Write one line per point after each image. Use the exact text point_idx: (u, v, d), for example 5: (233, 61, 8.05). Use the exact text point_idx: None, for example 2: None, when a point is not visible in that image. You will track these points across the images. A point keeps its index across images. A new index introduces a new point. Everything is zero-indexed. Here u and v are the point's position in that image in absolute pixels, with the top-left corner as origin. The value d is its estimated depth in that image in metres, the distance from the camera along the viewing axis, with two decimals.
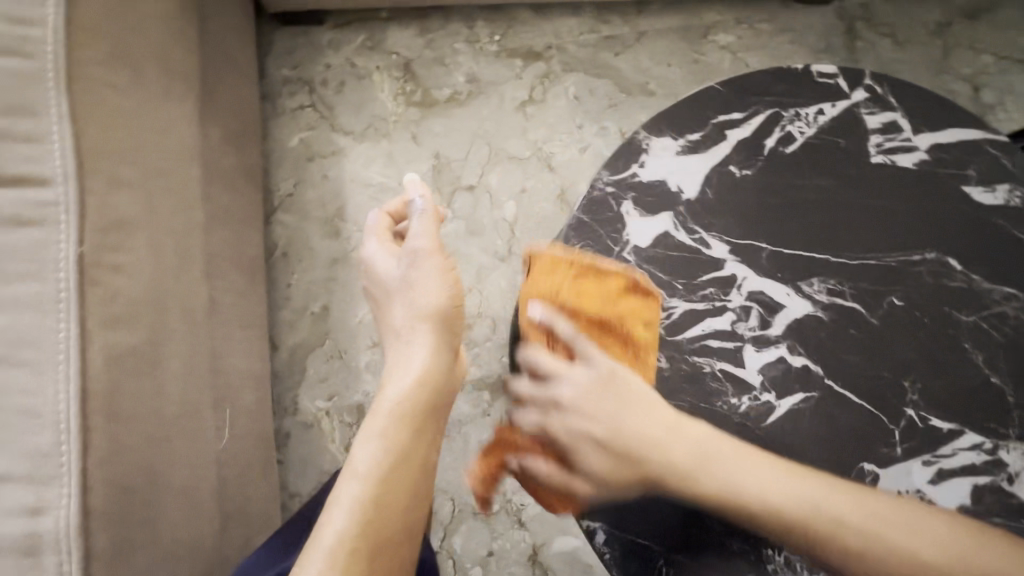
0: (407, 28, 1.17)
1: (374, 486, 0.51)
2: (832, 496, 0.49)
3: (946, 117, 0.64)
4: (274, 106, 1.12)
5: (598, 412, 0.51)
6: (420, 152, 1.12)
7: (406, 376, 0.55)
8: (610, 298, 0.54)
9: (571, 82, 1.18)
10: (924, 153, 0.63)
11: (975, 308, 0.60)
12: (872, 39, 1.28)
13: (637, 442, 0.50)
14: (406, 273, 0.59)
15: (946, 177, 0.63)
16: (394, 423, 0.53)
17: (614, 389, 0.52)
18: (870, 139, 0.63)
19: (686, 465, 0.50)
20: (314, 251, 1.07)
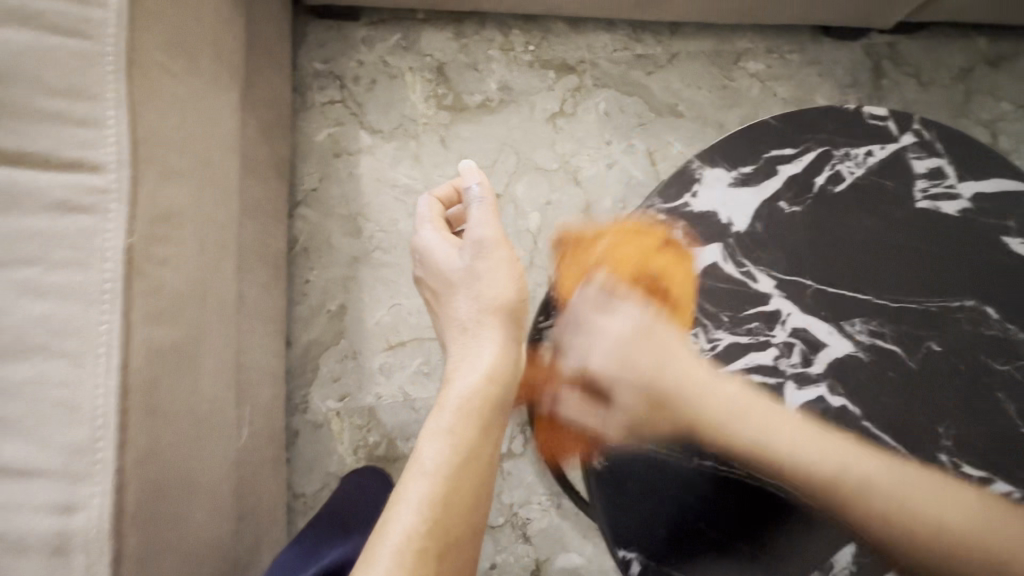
0: (442, 31, 1.16)
1: (442, 480, 0.51)
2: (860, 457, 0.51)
3: (991, 167, 0.65)
4: (303, 98, 1.11)
5: (640, 367, 0.56)
6: (447, 156, 1.11)
7: (474, 370, 0.57)
8: (645, 253, 0.60)
9: (602, 98, 1.18)
10: (967, 201, 0.64)
11: (1011, 358, 0.61)
12: (898, 79, 1.30)
13: (670, 385, 0.55)
14: (471, 263, 0.61)
15: (987, 226, 0.64)
16: (460, 420, 0.54)
17: (665, 334, 0.57)
18: (916, 184, 0.64)
19: (717, 414, 0.54)
20: (334, 248, 1.06)
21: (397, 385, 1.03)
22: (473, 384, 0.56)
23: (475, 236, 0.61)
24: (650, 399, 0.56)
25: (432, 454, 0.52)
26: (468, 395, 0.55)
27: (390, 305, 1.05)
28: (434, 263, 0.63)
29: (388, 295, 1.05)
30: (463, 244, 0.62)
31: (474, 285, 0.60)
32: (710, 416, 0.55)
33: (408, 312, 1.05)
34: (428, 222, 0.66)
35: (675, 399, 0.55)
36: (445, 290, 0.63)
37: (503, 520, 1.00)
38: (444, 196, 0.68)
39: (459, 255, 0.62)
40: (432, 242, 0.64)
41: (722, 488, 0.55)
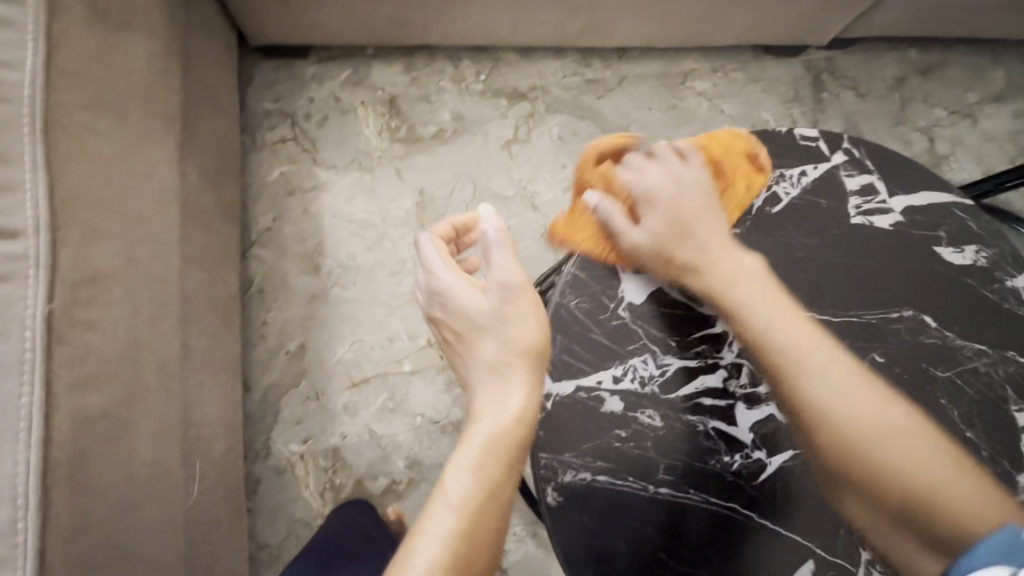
0: (393, 65, 1.17)
1: (465, 515, 0.47)
2: (813, 353, 0.53)
3: (919, 181, 0.67)
4: (253, 138, 1.09)
5: (688, 207, 0.58)
6: (403, 188, 1.11)
7: (503, 410, 0.52)
8: (733, 154, 0.62)
9: (555, 123, 1.20)
10: (898, 214, 0.66)
11: (951, 364, 0.63)
12: (836, 92, 1.35)
13: (700, 241, 0.57)
14: (498, 306, 0.56)
15: (919, 238, 0.66)
16: (486, 455, 0.50)
17: (708, 214, 0.58)
18: (850, 200, 0.65)
19: (734, 271, 0.56)
20: (291, 288, 1.04)
21: (363, 423, 1.01)
22: (502, 420, 0.51)
23: (502, 277, 0.56)
24: (670, 241, 0.57)
25: (457, 488, 0.48)
26: (494, 431, 0.51)
27: (352, 341, 1.04)
28: (457, 307, 0.57)
29: (349, 331, 1.04)
30: (488, 285, 0.57)
31: (503, 330, 0.55)
32: (727, 283, 0.55)
33: (371, 347, 1.04)
34: (434, 264, 0.60)
35: (697, 250, 0.57)
36: (469, 335, 0.56)
37: None
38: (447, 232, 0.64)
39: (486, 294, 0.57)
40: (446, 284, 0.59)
41: (682, 517, 0.55)
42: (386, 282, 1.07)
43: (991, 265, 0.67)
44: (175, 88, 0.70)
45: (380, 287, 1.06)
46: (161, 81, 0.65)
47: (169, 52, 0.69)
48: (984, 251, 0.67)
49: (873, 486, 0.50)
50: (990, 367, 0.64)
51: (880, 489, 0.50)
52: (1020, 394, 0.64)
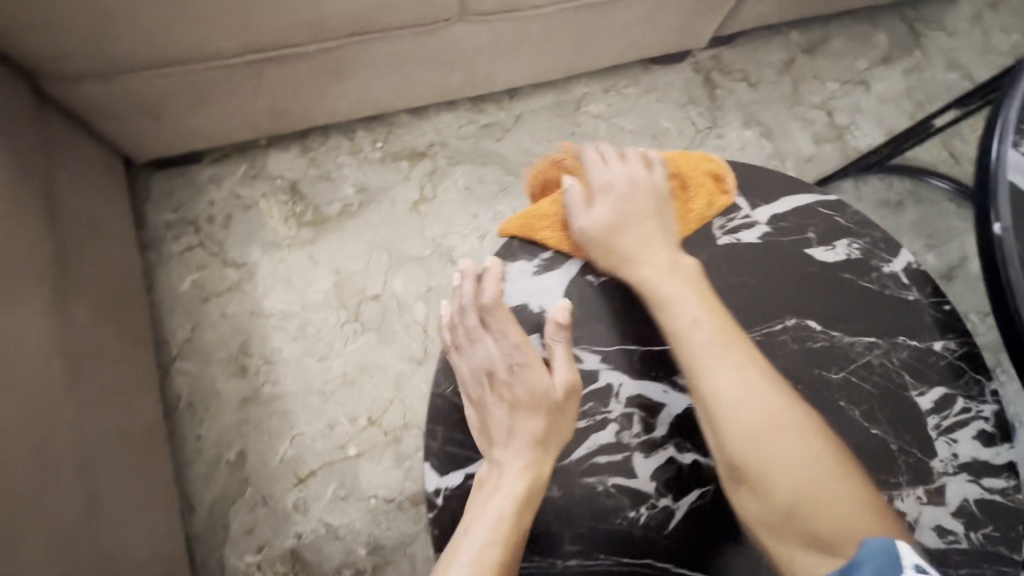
0: (288, 150, 1.17)
1: (501, 552, 0.50)
2: (718, 349, 0.56)
3: (777, 188, 0.70)
4: (157, 252, 1.08)
5: (636, 209, 0.64)
6: (319, 271, 1.11)
7: (541, 461, 0.55)
8: (696, 170, 0.68)
9: (459, 174, 1.21)
10: (765, 226, 0.67)
11: (843, 365, 0.64)
12: (729, 86, 1.38)
13: (639, 241, 0.62)
14: (559, 401, 0.57)
15: (789, 244, 0.67)
16: (524, 502, 0.53)
17: (650, 222, 0.63)
18: (715, 223, 0.67)
19: (659, 270, 0.60)
20: (221, 395, 1.02)
21: (317, 518, 0.99)
22: (538, 472, 0.55)
23: (569, 362, 0.58)
24: (615, 225, 0.63)
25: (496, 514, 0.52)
26: (532, 486, 0.54)
27: (293, 436, 1.02)
28: (525, 381, 0.58)
29: (288, 426, 1.02)
30: (552, 379, 0.57)
31: (554, 420, 0.57)
32: (657, 279, 0.60)
33: (313, 438, 1.02)
34: (504, 332, 0.60)
35: (625, 243, 0.62)
36: (518, 409, 0.57)
37: None
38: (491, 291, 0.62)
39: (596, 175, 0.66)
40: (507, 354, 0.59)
41: None
42: (317, 368, 1.06)
43: (866, 255, 0.68)
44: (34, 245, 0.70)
45: (312, 375, 1.06)
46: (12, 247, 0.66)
47: (17, 213, 0.69)
48: (857, 242, 0.69)
49: (764, 476, 0.52)
50: (884, 359, 0.65)
51: (769, 480, 0.52)
52: (919, 378, 0.65)
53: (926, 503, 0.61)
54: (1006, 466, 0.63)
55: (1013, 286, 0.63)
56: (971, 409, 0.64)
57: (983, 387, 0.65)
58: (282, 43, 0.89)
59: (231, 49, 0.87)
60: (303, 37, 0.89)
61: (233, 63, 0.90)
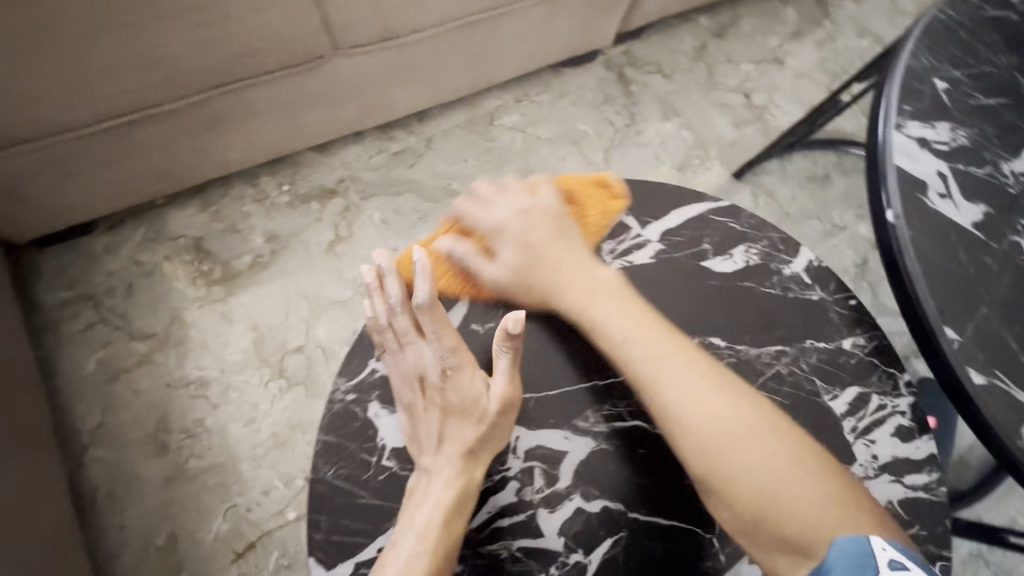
0: (188, 207, 1.11)
1: (431, 561, 0.49)
2: (664, 354, 0.54)
3: (665, 203, 0.68)
4: (57, 334, 1.01)
5: (543, 239, 0.62)
6: (235, 330, 1.05)
7: (472, 463, 0.55)
8: (586, 185, 0.67)
9: (374, 208, 1.16)
10: (657, 243, 0.66)
11: (752, 379, 0.62)
12: (643, 80, 1.36)
13: (551, 271, 0.60)
14: (494, 416, 0.55)
15: (684, 260, 0.66)
16: (453, 509, 0.52)
17: (558, 246, 0.62)
18: (604, 247, 0.66)
19: (586, 290, 0.59)
20: (142, 478, 0.96)
21: None
22: (470, 476, 0.55)
23: (512, 370, 0.55)
24: (527, 264, 0.61)
25: (425, 521, 0.50)
26: (461, 494, 0.53)
27: (226, 509, 0.96)
28: (458, 389, 0.56)
29: (219, 500, 0.96)
30: (489, 395, 0.56)
31: (485, 431, 0.55)
32: (582, 300, 0.59)
33: (248, 507, 0.97)
34: (438, 335, 0.57)
35: (542, 274, 0.60)
36: (449, 418, 0.56)
37: None
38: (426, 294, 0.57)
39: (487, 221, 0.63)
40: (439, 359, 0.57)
41: None
42: (244, 434, 1.00)
43: (764, 260, 0.66)
44: None
45: (239, 442, 1.00)
46: None
47: None
48: (754, 246, 0.67)
49: (724, 481, 0.50)
50: (793, 367, 0.63)
51: (733, 489, 0.50)
52: (830, 381, 0.63)
53: None
54: (930, 459, 0.60)
55: (910, 272, 0.61)
56: (886, 405, 0.62)
57: (896, 380, 0.63)
58: (140, 103, 0.84)
59: (85, 118, 0.82)
60: (162, 94, 0.84)
61: (91, 131, 0.84)
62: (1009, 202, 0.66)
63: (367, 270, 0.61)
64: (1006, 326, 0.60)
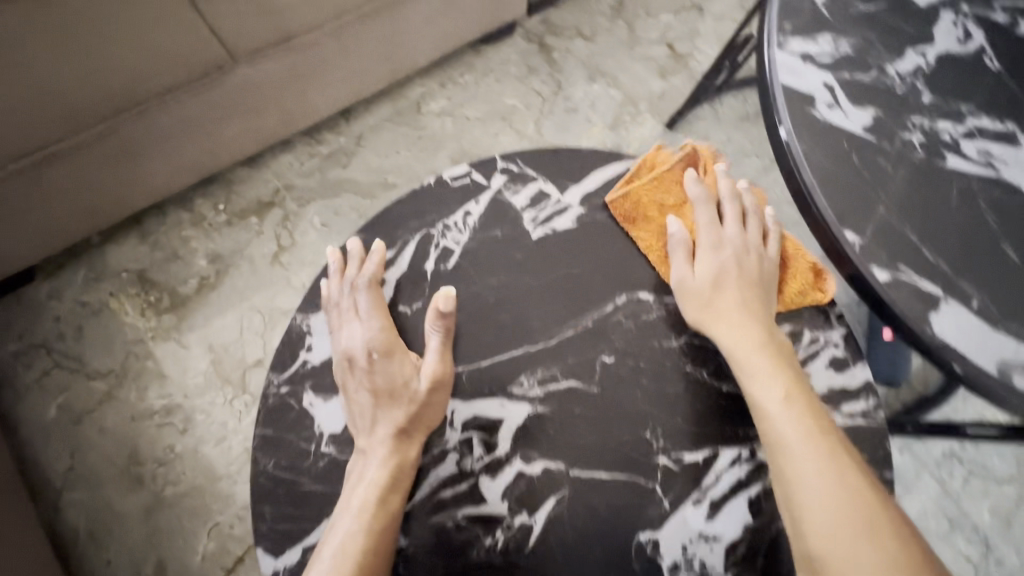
0: (126, 241, 1.11)
1: (365, 537, 0.51)
2: (808, 435, 0.50)
3: (583, 166, 0.67)
4: (14, 386, 1.02)
5: (741, 276, 0.58)
6: (192, 354, 1.05)
7: (409, 441, 0.56)
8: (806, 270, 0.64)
9: (313, 213, 1.16)
10: (577, 207, 0.65)
11: (682, 328, 0.61)
12: (565, 46, 1.36)
13: (730, 307, 0.57)
14: (427, 396, 0.57)
15: (606, 220, 0.64)
16: (388, 483, 0.54)
17: (752, 295, 0.58)
18: (525, 217, 0.64)
19: (735, 345, 0.55)
20: (121, 512, 0.97)
21: None
22: (407, 449, 0.56)
23: (443, 348, 0.58)
24: (715, 287, 0.58)
25: (360, 501, 0.52)
26: (396, 471, 0.54)
27: (211, 529, 0.97)
28: (389, 370, 0.58)
29: (202, 522, 0.97)
30: (422, 372, 0.58)
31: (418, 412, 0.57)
32: (738, 349, 0.55)
33: (231, 524, 0.97)
34: (371, 315, 0.59)
35: (724, 304, 0.57)
36: (382, 402, 0.57)
37: None
38: (376, 276, 0.61)
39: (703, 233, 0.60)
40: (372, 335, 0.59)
41: None
42: (216, 454, 1.01)
43: None
44: None
45: (212, 463, 1.00)
46: None
47: None
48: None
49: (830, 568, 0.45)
50: None
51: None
52: None
53: None
54: (866, 386, 0.61)
55: (806, 180, 0.62)
56: (819, 339, 0.63)
57: (828, 315, 0.63)
58: (45, 139, 0.83)
59: None
60: (64, 126, 0.83)
61: (1, 175, 0.84)
62: (898, 102, 0.67)
63: (337, 249, 0.64)
64: (906, 222, 0.62)
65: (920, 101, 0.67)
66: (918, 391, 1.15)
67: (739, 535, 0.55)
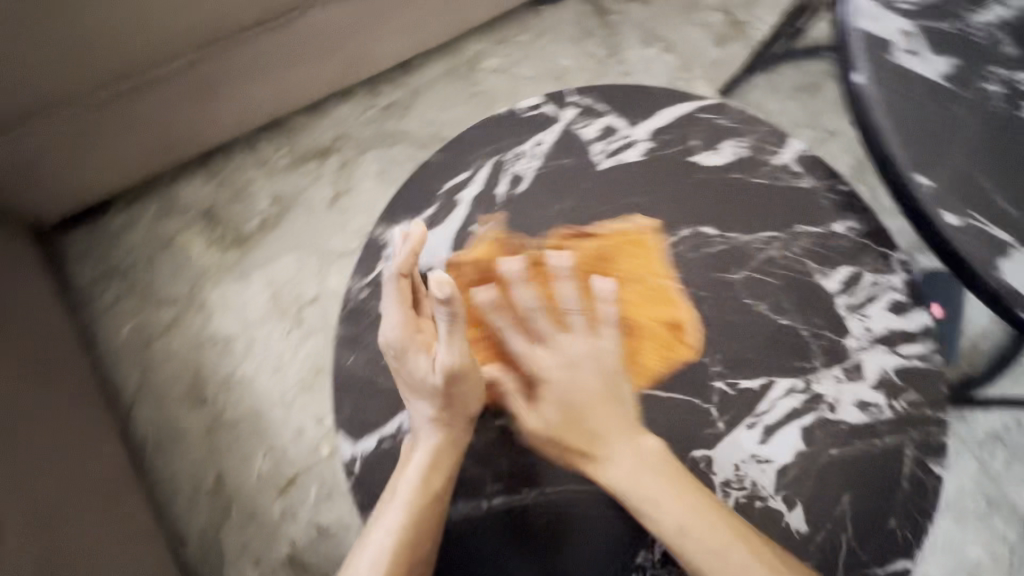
0: (194, 179, 1.17)
1: (410, 514, 0.52)
2: (723, 552, 0.47)
3: (651, 105, 0.68)
4: (90, 307, 1.09)
5: (585, 392, 0.54)
6: (252, 287, 1.11)
7: (454, 430, 0.56)
8: (657, 317, 0.61)
9: (370, 162, 1.20)
10: (646, 142, 0.66)
11: (743, 264, 0.63)
12: (621, 9, 1.36)
13: (591, 429, 0.53)
14: (444, 393, 0.54)
15: (673, 156, 0.66)
16: (436, 457, 0.55)
17: (605, 398, 0.54)
18: (593, 148, 0.66)
19: (616, 471, 0.51)
20: (185, 429, 1.04)
21: (306, 521, 1.00)
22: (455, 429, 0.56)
23: (451, 336, 0.52)
24: (568, 418, 0.53)
25: (407, 484, 0.53)
26: (437, 455, 0.54)
27: (265, 451, 1.03)
28: (410, 368, 0.55)
29: (258, 443, 1.04)
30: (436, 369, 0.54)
31: (443, 404, 0.55)
32: (621, 472, 0.51)
33: (284, 447, 1.03)
34: (395, 308, 0.56)
35: (589, 422, 0.53)
36: (411, 397, 0.56)
37: None
38: (403, 263, 0.57)
39: (521, 355, 0.56)
40: (414, 331, 0.56)
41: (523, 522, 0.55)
42: (272, 381, 1.07)
43: (754, 151, 0.67)
44: None
45: (268, 390, 1.06)
46: None
47: None
48: (743, 140, 0.67)
49: None
50: (785, 250, 0.63)
51: None
52: (823, 262, 0.63)
53: (844, 381, 0.60)
54: (923, 331, 0.62)
55: (878, 126, 0.62)
56: (879, 283, 0.63)
57: (888, 259, 0.64)
58: (135, 68, 0.90)
59: (82, 86, 0.88)
60: (153, 57, 0.89)
61: (97, 99, 0.91)
62: (976, 52, 0.66)
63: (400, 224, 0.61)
64: (979, 169, 0.61)
65: (999, 52, 0.66)
66: (964, 368, 1.14)
67: (792, 459, 0.58)
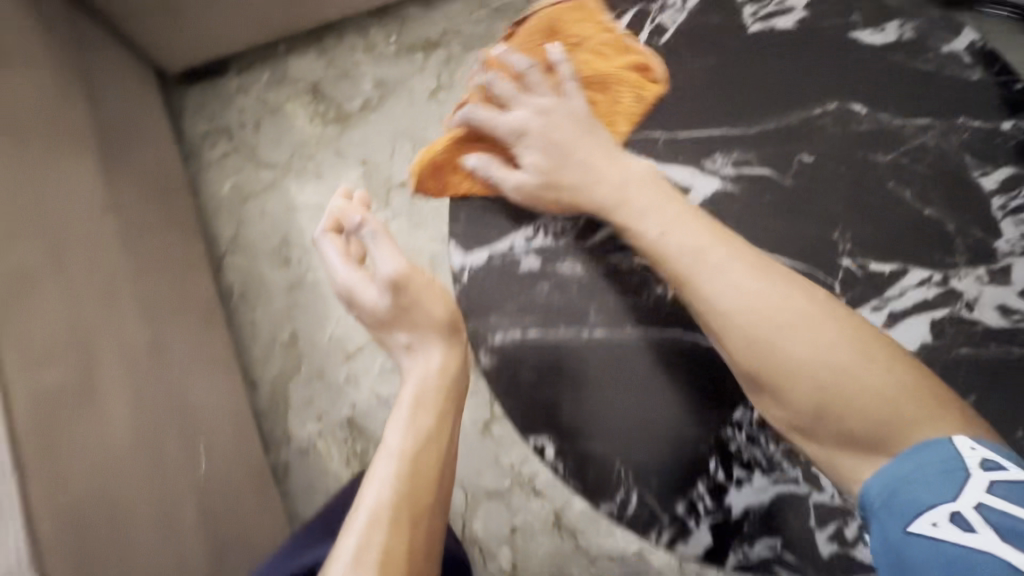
0: (307, 53, 1.20)
1: (402, 466, 0.59)
2: (715, 256, 0.58)
3: None
4: (198, 161, 1.16)
5: (566, 130, 0.71)
6: (347, 163, 1.14)
7: (429, 374, 0.67)
8: (614, 70, 0.77)
9: (475, 59, 1.19)
10: (800, 11, 0.75)
11: (891, 147, 0.71)
12: None
13: (568, 172, 0.70)
14: (394, 299, 0.69)
15: (826, 29, 0.74)
16: (417, 407, 0.64)
17: (583, 138, 0.70)
18: (746, 11, 0.77)
19: (608, 198, 0.67)
20: (269, 284, 1.09)
21: (368, 389, 1.02)
22: (427, 366, 0.68)
23: (389, 247, 0.70)
24: (550, 167, 0.71)
25: (396, 439, 0.61)
26: (421, 390, 0.65)
27: (337, 318, 1.06)
28: (363, 304, 0.71)
29: (331, 308, 1.06)
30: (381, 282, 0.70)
31: (407, 316, 0.69)
32: (619, 190, 0.67)
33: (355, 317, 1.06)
34: (336, 262, 0.73)
35: (570, 168, 0.70)
36: (384, 330, 0.71)
37: (509, 485, 0.94)
38: (331, 225, 0.74)
39: (503, 123, 0.73)
40: (355, 268, 0.73)
41: (637, 370, 0.74)
42: None
43: (921, 35, 0.73)
44: (88, 126, 0.80)
45: None
46: (66, 125, 0.75)
47: (65, 99, 0.77)
48: (908, 24, 0.73)
49: (782, 377, 0.54)
50: (937, 138, 0.70)
51: (789, 385, 0.54)
52: (981, 160, 0.69)
53: (986, 282, 0.67)
54: None
55: None
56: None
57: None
58: None
59: None
60: None
61: None
62: None
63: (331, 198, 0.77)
64: None
65: None
66: None
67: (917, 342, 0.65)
